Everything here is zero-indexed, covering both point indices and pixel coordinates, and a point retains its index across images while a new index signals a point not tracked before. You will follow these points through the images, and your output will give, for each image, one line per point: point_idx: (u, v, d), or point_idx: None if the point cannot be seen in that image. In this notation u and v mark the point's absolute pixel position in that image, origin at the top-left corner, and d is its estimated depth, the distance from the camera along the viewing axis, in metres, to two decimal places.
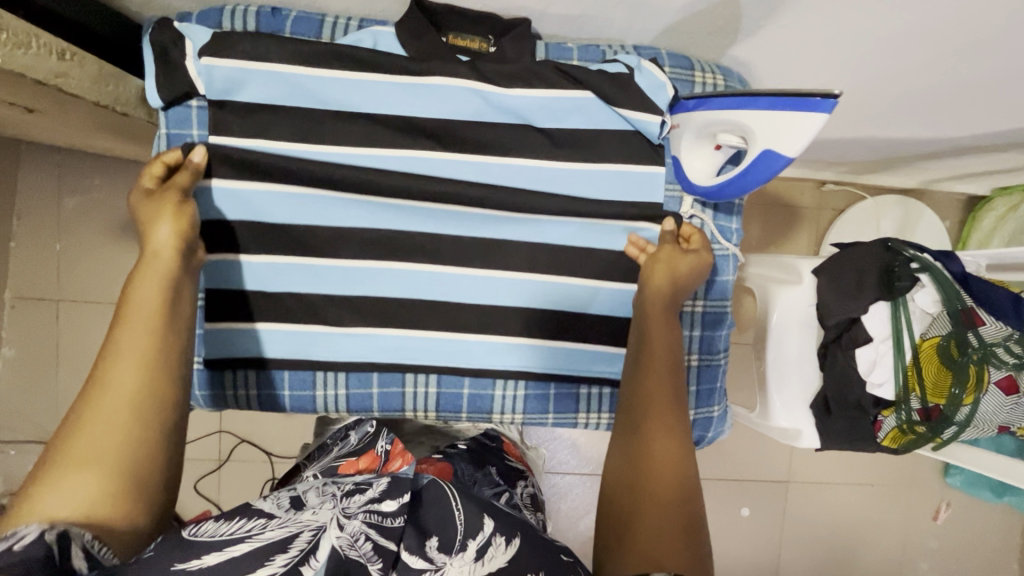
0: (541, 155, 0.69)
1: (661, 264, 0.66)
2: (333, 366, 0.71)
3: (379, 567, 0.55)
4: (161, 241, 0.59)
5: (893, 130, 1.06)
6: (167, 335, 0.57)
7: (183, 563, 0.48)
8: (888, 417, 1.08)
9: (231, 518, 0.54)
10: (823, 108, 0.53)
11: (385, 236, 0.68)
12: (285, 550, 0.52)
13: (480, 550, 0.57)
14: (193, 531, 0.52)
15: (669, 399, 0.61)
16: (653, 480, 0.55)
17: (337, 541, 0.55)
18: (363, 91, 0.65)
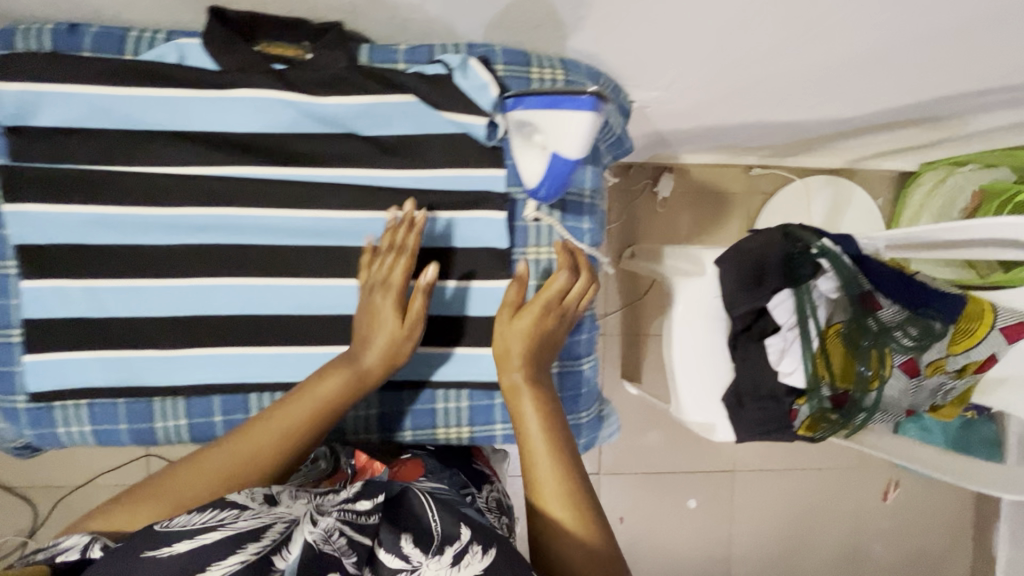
0: (370, 164, 0.65)
1: (537, 316, 0.65)
2: (170, 394, 0.67)
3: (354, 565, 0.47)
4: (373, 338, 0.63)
5: (788, 112, 1.03)
6: (312, 426, 0.60)
7: (152, 551, 0.43)
8: (803, 405, 1.06)
9: (205, 509, 0.49)
10: (584, 107, 0.56)
11: (211, 257, 0.65)
12: (257, 538, 0.45)
13: (457, 555, 0.49)
14: (164, 523, 0.47)
15: (548, 444, 0.61)
16: (565, 513, 0.56)
17: (311, 537, 0.48)
18: (170, 108, 0.62)
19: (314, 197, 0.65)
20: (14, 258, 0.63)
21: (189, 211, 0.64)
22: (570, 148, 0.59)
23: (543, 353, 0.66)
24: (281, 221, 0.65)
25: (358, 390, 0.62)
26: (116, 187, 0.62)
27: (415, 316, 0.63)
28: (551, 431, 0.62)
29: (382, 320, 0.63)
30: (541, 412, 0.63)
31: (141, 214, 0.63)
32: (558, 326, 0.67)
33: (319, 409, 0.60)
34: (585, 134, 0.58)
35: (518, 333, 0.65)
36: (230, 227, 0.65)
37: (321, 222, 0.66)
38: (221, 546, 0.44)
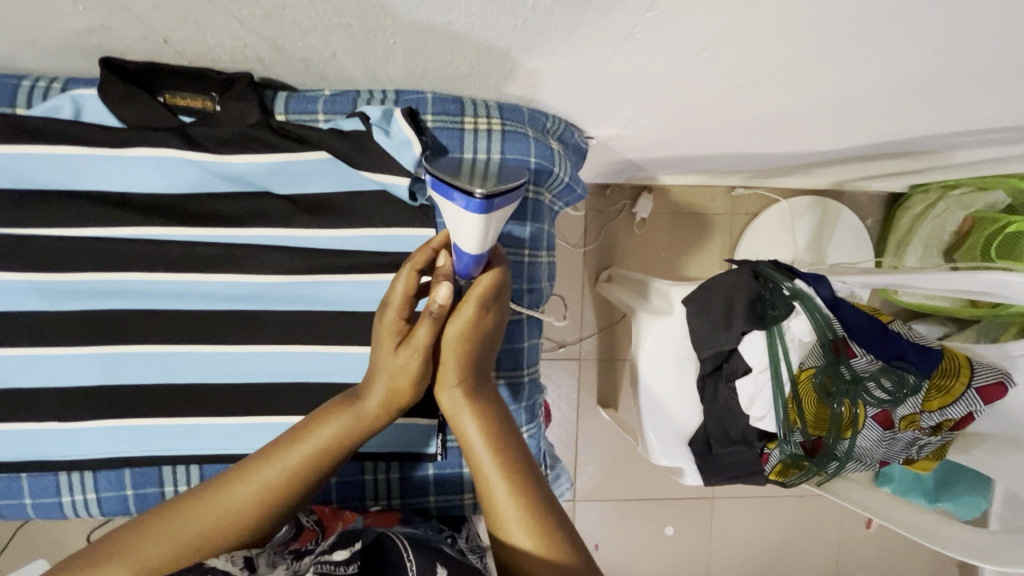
0: (287, 224, 0.61)
1: (467, 322, 0.55)
2: (76, 468, 0.63)
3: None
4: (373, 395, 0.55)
5: (762, 145, 0.97)
6: (298, 486, 0.54)
7: None
8: (773, 450, 1.01)
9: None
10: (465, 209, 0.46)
11: (116, 325, 0.60)
12: None
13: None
14: None
15: (500, 466, 0.55)
16: (529, 531, 0.51)
17: None
18: (66, 167, 0.57)
19: (227, 261, 0.60)
20: None
21: (92, 276, 0.59)
22: (467, 243, 0.50)
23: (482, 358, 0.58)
24: (192, 286, 0.60)
25: (359, 433, 0.56)
26: (8, 252, 0.58)
27: (423, 346, 0.53)
28: (501, 449, 0.56)
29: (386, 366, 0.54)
30: (490, 430, 0.56)
31: (35, 280, 0.58)
32: (492, 328, 0.57)
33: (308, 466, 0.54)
34: (475, 236, 0.49)
35: (455, 341, 0.55)
36: (136, 292, 0.60)
37: (236, 287, 0.61)
38: None
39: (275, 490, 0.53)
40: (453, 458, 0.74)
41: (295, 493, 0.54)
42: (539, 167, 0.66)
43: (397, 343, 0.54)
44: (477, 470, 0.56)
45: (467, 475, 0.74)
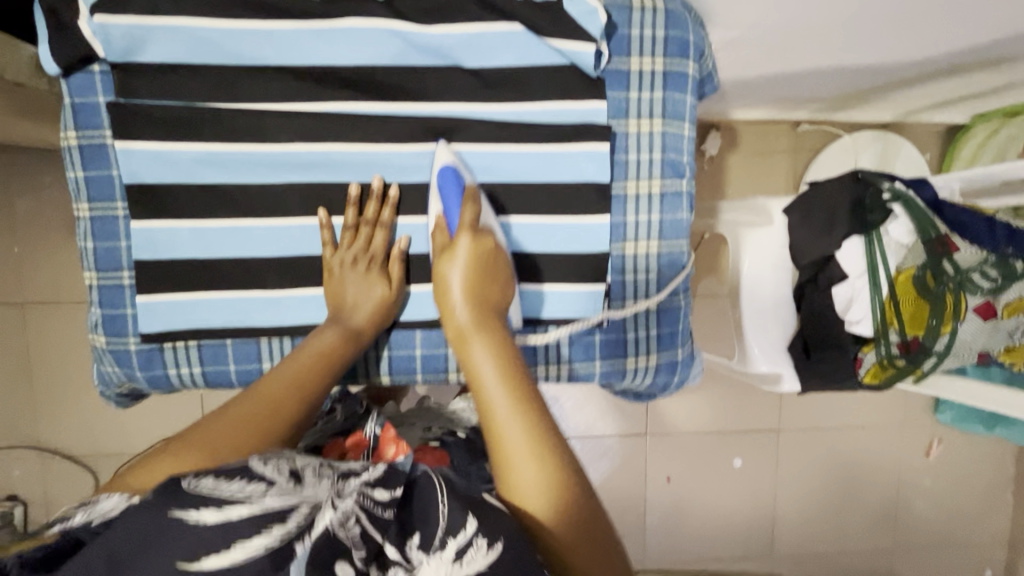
0: (472, 97, 0.65)
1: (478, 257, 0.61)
2: (278, 334, 0.67)
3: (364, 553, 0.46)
4: (365, 298, 0.65)
5: (859, 56, 1.01)
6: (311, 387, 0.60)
7: (177, 512, 0.44)
8: (867, 353, 1.07)
9: (232, 475, 0.48)
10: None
11: (315, 195, 0.65)
12: (280, 521, 0.45)
13: (462, 550, 0.46)
14: (190, 481, 0.46)
15: (517, 416, 0.53)
16: (540, 482, 0.50)
17: (328, 521, 0.46)
18: (276, 41, 0.61)
19: (418, 133, 0.65)
20: (122, 198, 0.63)
21: (294, 148, 0.63)
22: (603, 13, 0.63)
23: (489, 291, 0.61)
24: (386, 159, 0.65)
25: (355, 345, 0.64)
26: (221, 124, 0.62)
27: (398, 280, 0.67)
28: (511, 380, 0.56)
29: (374, 291, 0.65)
30: (510, 380, 0.55)
31: (245, 152, 0.63)
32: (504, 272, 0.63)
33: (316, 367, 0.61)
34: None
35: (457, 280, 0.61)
36: (335, 164, 0.64)
37: (424, 158, 0.65)
38: (246, 525, 0.43)
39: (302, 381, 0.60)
40: (615, 325, 0.72)
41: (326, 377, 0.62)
42: (695, 45, 0.68)
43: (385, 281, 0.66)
44: (488, 416, 0.54)
45: (631, 341, 0.72)
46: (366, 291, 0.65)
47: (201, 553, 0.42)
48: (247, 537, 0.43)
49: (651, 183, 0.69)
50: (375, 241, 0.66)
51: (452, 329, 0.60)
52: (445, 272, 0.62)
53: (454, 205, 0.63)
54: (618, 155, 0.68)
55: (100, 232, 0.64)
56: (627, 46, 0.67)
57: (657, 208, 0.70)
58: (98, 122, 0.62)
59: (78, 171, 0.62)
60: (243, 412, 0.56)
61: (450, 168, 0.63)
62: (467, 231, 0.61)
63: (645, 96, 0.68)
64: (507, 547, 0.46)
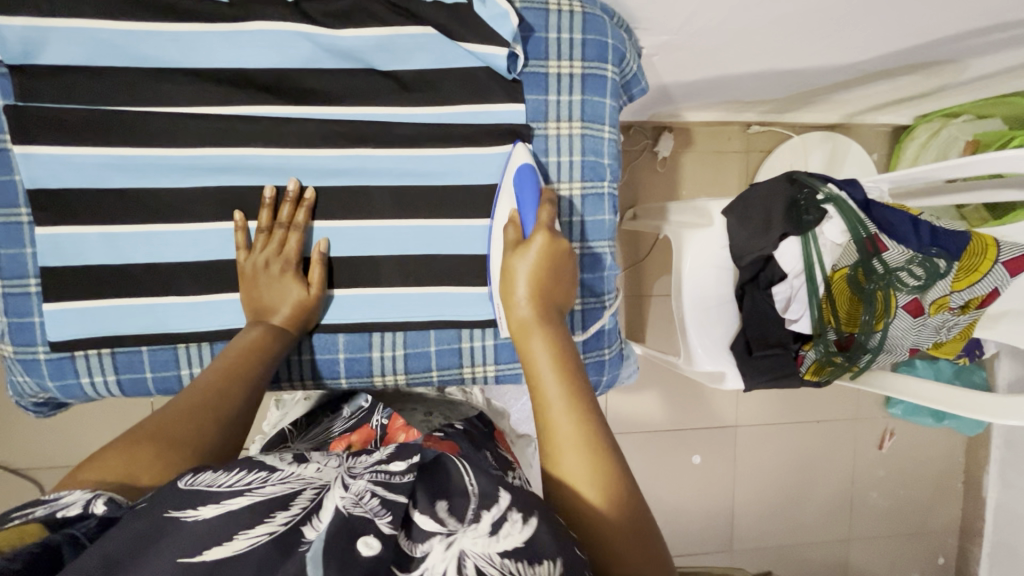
0: (389, 102, 0.65)
1: (545, 252, 0.63)
2: (195, 341, 0.66)
3: (388, 520, 0.44)
4: (285, 297, 0.64)
5: (796, 59, 1.03)
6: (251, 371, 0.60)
7: (177, 509, 0.41)
8: (809, 351, 1.11)
9: (229, 470, 0.46)
10: None
11: (233, 198, 0.64)
12: (284, 508, 0.43)
13: (496, 523, 0.43)
14: (188, 480, 0.44)
15: (574, 412, 0.53)
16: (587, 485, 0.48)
17: (339, 502, 0.45)
18: (183, 44, 0.60)
19: (336, 137, 0.64)
20: (25, 203, 0.62)
21: (207, 152, 0.62)
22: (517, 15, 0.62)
23: (552, 296, 0.63)
24: (303, 162, 0.64)
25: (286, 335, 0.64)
26: (130, 129, 0.61)
27: (319, 281, 0.66)
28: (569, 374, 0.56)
29: (291, 292, 0.64)
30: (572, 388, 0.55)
31: (158, 157, 0.62)
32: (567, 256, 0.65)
33: (255, 355, 0.61)
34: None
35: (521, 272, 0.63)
36: (252, 169, 0.64)
37: (341, 161, 0.65)
38: (247, 516, 0.41)
39: (236, 369, 0.60)
40: None
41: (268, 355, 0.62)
42: (614, 48, 0.69)
43: (305, 281, 0.66)
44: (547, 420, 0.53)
45: None
46: (286, 292, 0.64)
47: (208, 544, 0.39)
48: (249, 527, 0.40)
49: (572, 185, 0.70)
50: (290, 242, 0.64)
51: (516, 323, 0.62)
52: (515, 267, 0.63)
53: (530, 207, 0.65)
54: (538, 158, 0.69)
55: (3, 239, 0.62)
56: (545, 48, 0.67)
57: (579, 210, 0.71)
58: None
59: None
60: (183, 407, 0.54)
61: (528, 168, 0.65)
62: (544, 230, 0.63)
63: (565, 99, 0.68)
64: (542, 522, 0.43)
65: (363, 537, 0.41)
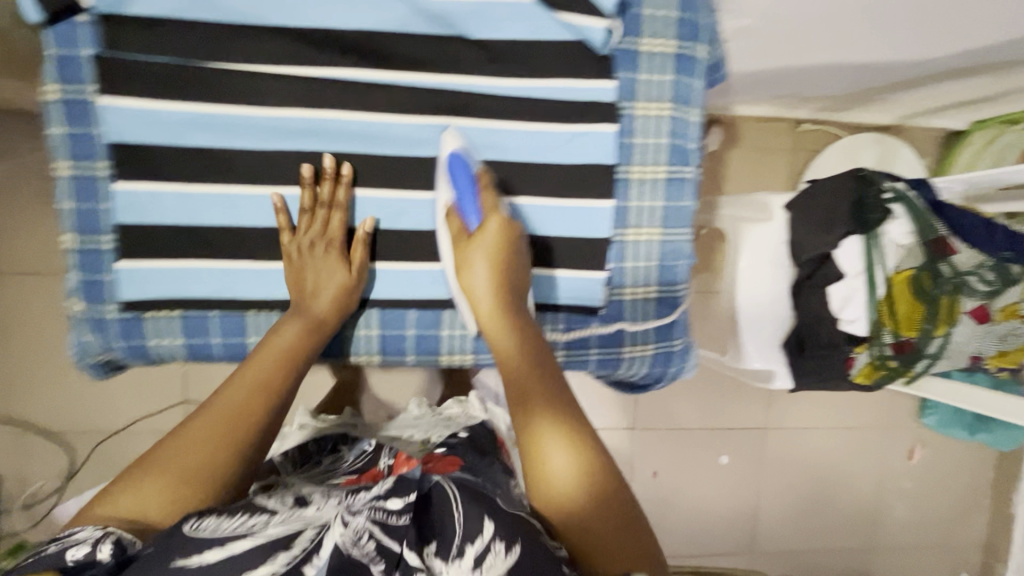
0: (476, 71, 0.62)
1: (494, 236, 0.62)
2: (266, 308, 0.65)
3: (382, 569, 0.49)
4: (324, 290, 0.63)
5: (870, 54, 1.00)
6: (273, 392, 0.59)
7: (179, 559, 0.46)
8: (861, 353, 1.06)
9: (233, 514, 0.51)
10: None
11: (309, 164, 0.62)
12: (287, 549, 0.49)
13: (480, 557, 0.50)
14: (192, 525, 0.49)
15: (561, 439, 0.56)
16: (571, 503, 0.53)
17: (340, 539, 0.51)
18: (274, 0, 0.58)
19: (419, 104, 0.62)
20: (105, 157, 0.60)
21: (290, 114, 0.61)
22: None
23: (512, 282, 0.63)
24: (384, 130, 0.62)
25: (318, 335, 0.63)
26: (212, 87, 0.59)
27: (359, 266, 0.64)
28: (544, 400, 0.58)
29: (336, 280, 0.63)
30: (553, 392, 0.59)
31: (239, 116, 0.60)
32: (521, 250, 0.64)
33: (283, 369, 0.60)
34: None
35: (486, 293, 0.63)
36: (333, 134, 0.62)
37: (422, 132, 0.63)
38: (253, 556, 0.47)
39: (267, 385, 0.59)
40: (613, 311, 0.70)
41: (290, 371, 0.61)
42: (707, 29, 0.67)
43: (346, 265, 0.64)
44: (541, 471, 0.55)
45: (629, 329, 0.70)
46: (329, 282, 0.63)
47: None
48: (252, 570, 0.46)
49: (656, 169, 0.67)
50: (334, 223, 0.63)
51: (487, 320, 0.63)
52: (468, 279, 0.63)
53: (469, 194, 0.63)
54: (623, 139, 0.66)
55: (80, 193, 0.61)
56: (639, 23, 0.64)
57: (661, 195, 0.68)
58: (81, 76, 0.58)
59: (59, 126, 0.59)
60: (207, 429, 0.55)
61: (456, 155, 0.62)
62: (494, 214, 0.62)
63: (656, 78, 0.66)
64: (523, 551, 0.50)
65: None
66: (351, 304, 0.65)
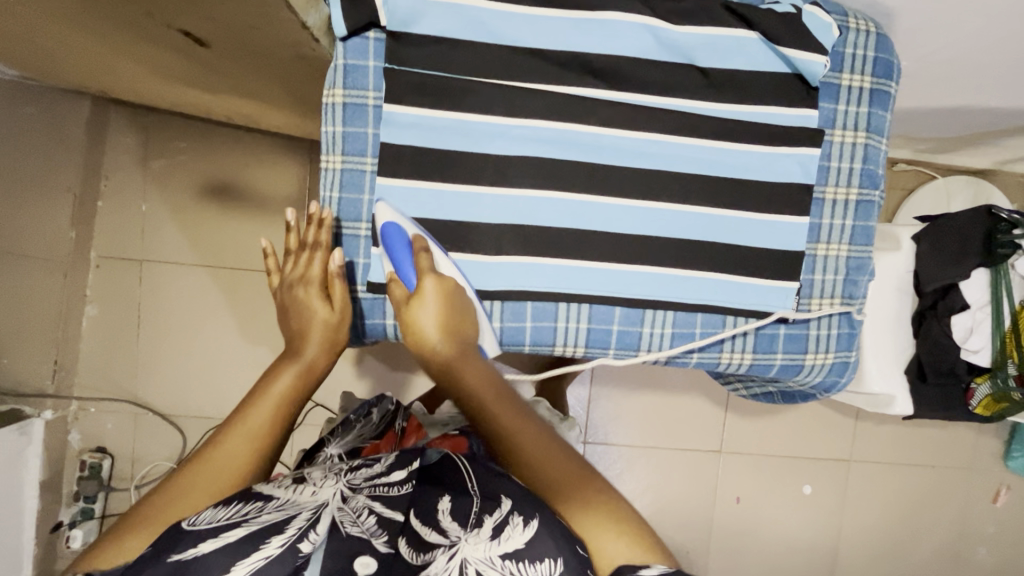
0: (699, 95, 0.70)
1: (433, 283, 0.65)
2: (488, 297, 0.71)
3: (384, 540, 0.54)
4: (309, 316, 0.68)
5: (997, 100, 1.06)
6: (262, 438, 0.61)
7: (177, 555, 0.49)
8: (980, 385, 1.12)
9: (228, 504, 0.53)
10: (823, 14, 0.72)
11: (544, 168, 0.69)
12: (281, 531, 0.51)
13: (498, 528, 0.56)
14: (189, 522, 0.51)
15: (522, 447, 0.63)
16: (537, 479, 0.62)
17: (336, 516, 0.55)
18: (535, 26, 0.67)
19: (646, 121, 0.70)
20: (374, 155, 0.69)
21: (536, 124, 0.69)
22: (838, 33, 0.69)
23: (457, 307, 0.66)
24: (613, 141, 0.70)
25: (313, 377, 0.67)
26: (470, 97, 0.67)
27: (340, 303, 0.68)
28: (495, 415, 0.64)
29: (316, 307, 0.68)
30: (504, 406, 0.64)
31: (489, 123, 0.68)
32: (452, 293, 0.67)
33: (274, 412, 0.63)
34: (826, 12, 0.68)
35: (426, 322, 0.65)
36: (568, 143, 0.69)
37: (645, 146, 0.70)
38: (243, 545, 0.49)
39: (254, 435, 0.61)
40: (799, 320, 0.76)
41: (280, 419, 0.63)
42: (899, 69, 0.74)
43: (328, 300, 0.69)
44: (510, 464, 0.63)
45: (812, 337, 0.76)
46: (311, 310, 0.68)
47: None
48: (246, 555, 0.49)
49: (848, 191, 0.75)
50: (308, 265, 0.69)
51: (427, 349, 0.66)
52: (417, 317, 0.64)
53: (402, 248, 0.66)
54: (821, 162, 0.73)
55: (347, 183, 0.70)
56: (842, 62, 0.72)
57: (851, 215, 0.75)
58: (364, 83, 0.68)
59: (340, 126, 0.68)
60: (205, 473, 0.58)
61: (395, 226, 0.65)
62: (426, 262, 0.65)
63: (852, 110, 0.73)
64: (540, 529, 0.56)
65: (360, 556, 0.51)
66: (333, 340, 0.68)
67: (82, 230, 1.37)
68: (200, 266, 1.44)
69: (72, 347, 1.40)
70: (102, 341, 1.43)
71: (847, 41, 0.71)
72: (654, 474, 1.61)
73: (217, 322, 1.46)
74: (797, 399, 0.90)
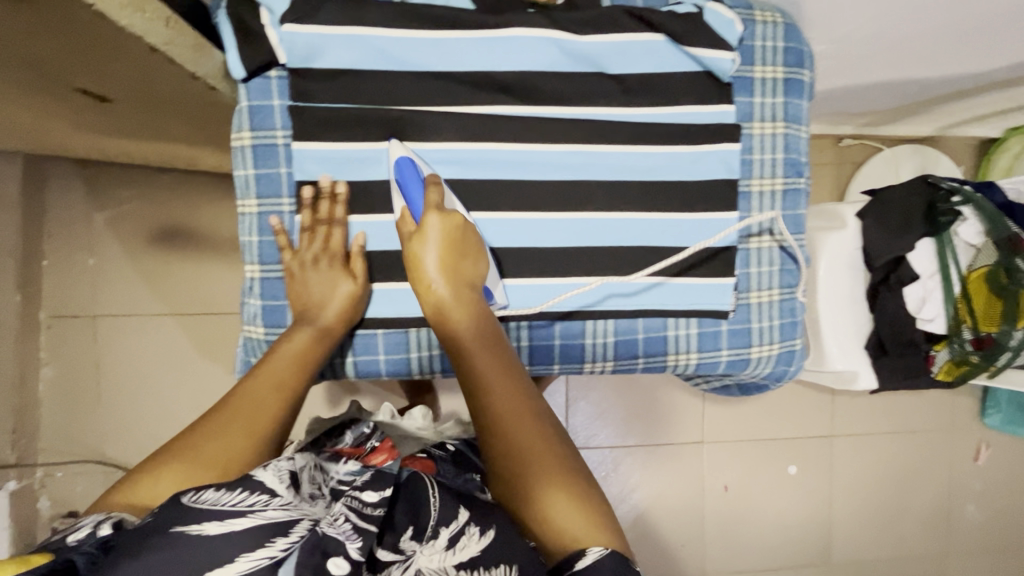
0: (613, 101, 0.70)
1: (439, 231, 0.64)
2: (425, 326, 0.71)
3: (360, 546, 0.50)
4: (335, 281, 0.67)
5: (925, 69, 1.08)
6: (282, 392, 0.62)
7: (181, 526, 0.47)
8: (940, 351, 1.14)
9: (233, 489, 0.51)
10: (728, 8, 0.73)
11: (468, 191, 0.69)
12: (286, 533, 0.48)
13: (454, 537, 0.54)
14: (192, 497, 0.49)
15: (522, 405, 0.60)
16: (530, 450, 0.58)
17: (332, 528, 0.50)
18: (441, 49, 0.67)
19: (562, 133, 0.69)
20: (290, 195, 0.68)
21: (454, 146, 0.68)
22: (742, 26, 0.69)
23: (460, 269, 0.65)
24: (532, 156, 0.69)
25: (328, 343, 0.67)
26: (383, 126, 0.67)
27: (362, 274, 0.68)
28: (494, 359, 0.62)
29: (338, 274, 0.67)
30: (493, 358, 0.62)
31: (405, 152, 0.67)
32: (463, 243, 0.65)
33: (298, 367, 0.64)
34: (728, 7, 0.69)
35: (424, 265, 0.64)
36: (487, 164, 0.69)
37: (565, 158, 0.70)
38: (248, 537, 0.47)
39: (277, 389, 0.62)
40: (741, 313, 0.76)
41: (296, 378, 0.64)
42: (810, 55, 0.75)
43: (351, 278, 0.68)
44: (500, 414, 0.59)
45: (755, 329, 0.76)
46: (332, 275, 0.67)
47: (212, 563, 0.45)
48: (251, 549, 0.46)
49: (774, 181, 0.75)
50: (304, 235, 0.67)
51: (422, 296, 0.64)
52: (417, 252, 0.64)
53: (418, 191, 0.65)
54: (744, 155, 0.74)
55: (266, 226, 0.69)
56: (752, 54, 0.72)
57: (779, 203, 0.76)
58: (270, 124, 0.67)
59: (251, 168, 0.67)
60: (226, 424, 0.58)
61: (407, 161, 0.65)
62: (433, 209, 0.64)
63: (769, 101, 0.74)
64: (495, 537, 0.54)
65: (335, 559, 0.47)
66: (359, 308, 0.69)
67: (29, 291, 1.34)
68: (158, 314, 1.41)
69: (31, 413, 1.37)
70: (61, 403, 1.39)
71: (756, 32, 0.72)
72: (641, 471, 1.60)
73: (181, 369, 1.43)
74: (751, 390, 0.90)
